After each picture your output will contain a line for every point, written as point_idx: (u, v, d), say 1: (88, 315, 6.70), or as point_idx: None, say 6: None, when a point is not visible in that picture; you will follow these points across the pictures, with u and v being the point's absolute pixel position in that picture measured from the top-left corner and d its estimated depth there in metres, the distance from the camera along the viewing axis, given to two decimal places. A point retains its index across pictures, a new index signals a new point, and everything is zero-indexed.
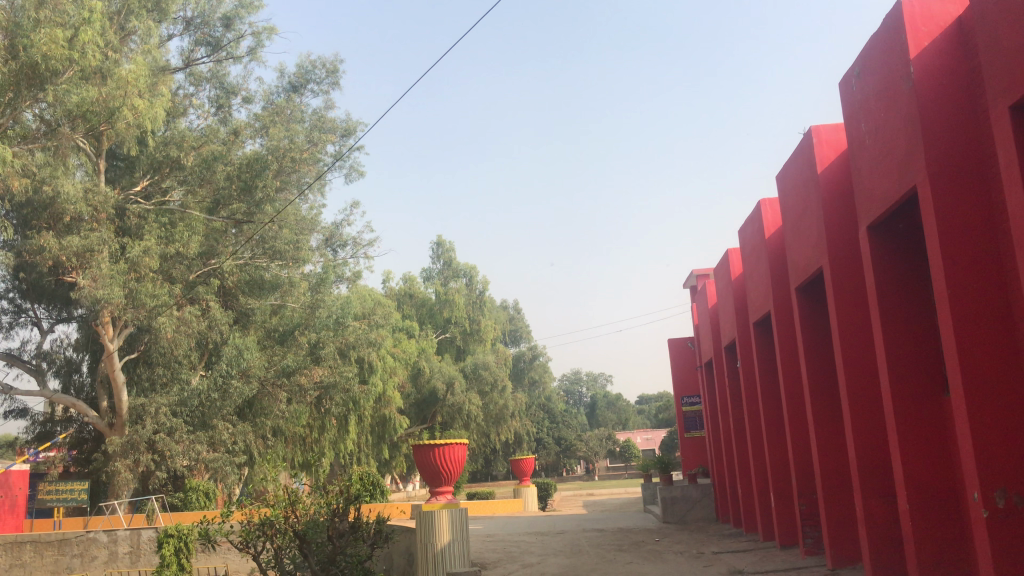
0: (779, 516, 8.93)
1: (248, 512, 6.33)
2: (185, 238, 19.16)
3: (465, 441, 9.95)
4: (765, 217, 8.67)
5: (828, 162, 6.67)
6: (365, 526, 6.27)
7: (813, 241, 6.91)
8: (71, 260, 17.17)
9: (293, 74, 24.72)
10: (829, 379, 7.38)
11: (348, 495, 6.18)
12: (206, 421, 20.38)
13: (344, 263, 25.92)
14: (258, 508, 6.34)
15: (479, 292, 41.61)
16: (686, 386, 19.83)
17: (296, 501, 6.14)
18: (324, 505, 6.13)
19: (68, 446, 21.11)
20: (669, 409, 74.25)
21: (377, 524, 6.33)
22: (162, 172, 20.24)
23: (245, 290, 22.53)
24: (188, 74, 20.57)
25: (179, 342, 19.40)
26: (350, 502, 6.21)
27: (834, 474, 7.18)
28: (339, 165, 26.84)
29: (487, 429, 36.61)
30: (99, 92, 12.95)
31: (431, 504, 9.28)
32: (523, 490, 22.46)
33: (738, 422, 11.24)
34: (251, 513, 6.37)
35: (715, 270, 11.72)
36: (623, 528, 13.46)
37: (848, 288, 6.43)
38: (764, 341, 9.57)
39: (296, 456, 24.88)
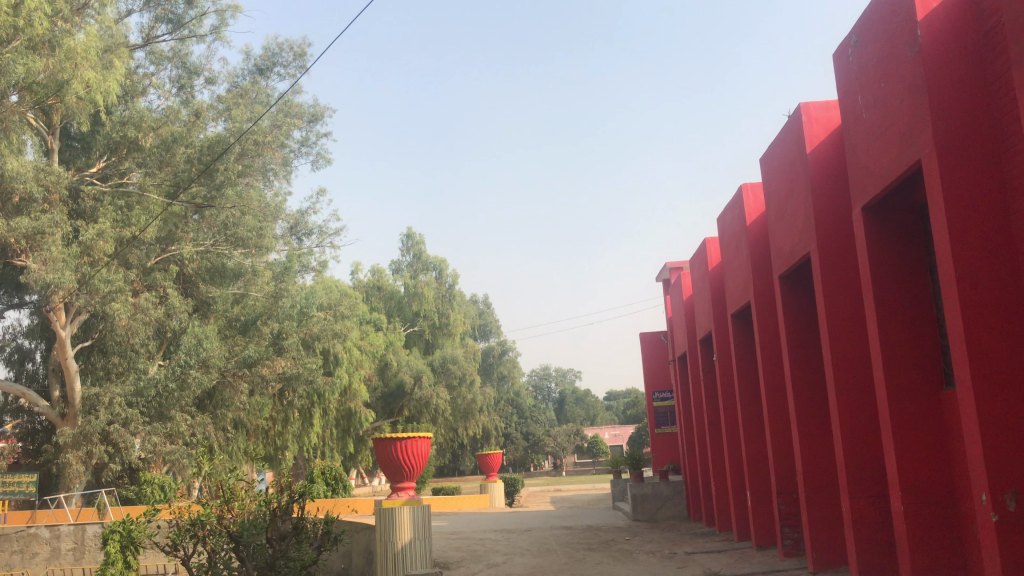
0: (756, 515, 8.58)
1: (180, 509, 5.85)
2: (143, 221, 18.31)
3: (430, 434, 9.50)
4: (747, 203, 8.28)
5: (818, 141, 6.27)
6: (312, 527, 5.81)
7: (800, 225, 6.52)
8: (20, 243, 16.45)
9: (259, 56, 24.09)
10: (813, 373, 7.01)
11: (292, 492, 5.76)
12: (163, 412, 19.67)
13: (310, 252, 25.30)
14: (195, 502, 5.85)
15: (448, 285, 41.04)
16: (658, 381, 19.51)
17: (232, 497, 5.64)
18: (264, 503, 5.69)
19: (19, 437, 20.28)
20: (638, 406, 74.30)
21: (325, 525, 5.85)
22: (119, 152, 19.19)
23: (206, 278, 21.81)
24: (149, 52, 19.83)
25: (134, 330, 18.70)
26: (294, 499, 5.79)
27: (817, 472, 6.82)
28: (306, 152, 26.25)
29: (454, 424, 36.12)
30: (47, 65, 12.19)
31: (390, 500, 8.83)
32: (490, 486, 21.99)
33: (713, 417, 10.87)
34: (188, 510, 5.90)
35: (691, 261, 11.34)
36: (593, 525, 13.05)
37: (837, 275, 6.04)
38: (742, 333, 9.19)
39: (258, 449, 24.23)
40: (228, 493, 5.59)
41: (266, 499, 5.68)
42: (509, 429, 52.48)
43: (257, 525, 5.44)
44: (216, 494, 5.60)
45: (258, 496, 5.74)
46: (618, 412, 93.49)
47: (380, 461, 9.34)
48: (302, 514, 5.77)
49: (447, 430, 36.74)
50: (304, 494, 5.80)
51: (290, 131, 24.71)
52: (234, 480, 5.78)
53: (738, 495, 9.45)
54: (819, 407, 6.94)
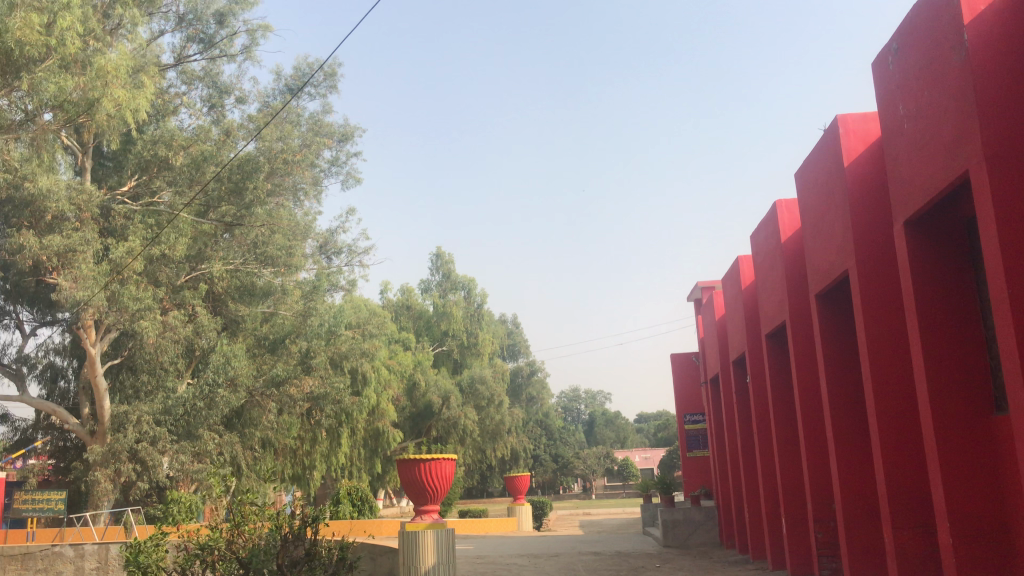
0: (792, 543, 8.25)
1: (189, 531, 5.75)
2: (172, 239, 18.29)
3: (454, 456, 9.19)
4: (781, 219, 8.02)
5: (855, 154, 6.02)
6: (325, 554, 5.60)
7: (837, 242, 6.26)
8: (52, 260, 16.57)
9: (290, 76, 24.28)
10: (852, 395, 6.73)
11: (303, 517, 5.58)
12: (190, 430, 19.57)
13: (339, 271, 25.32)
14: (207, 526, 5.74)
15: (477, 304, 40.92)
16: (689, 403, 19.16)
17: (242, 522, 5.50)
18: (274, 527, 5.53)
19: (49, 454, 20.35)
20: (669, 429, 73.43)
21: (339, 551, 5.64)
22: (150, 172, 19.36)
23: (235, 296, 21.82)
24: (181, 72, 20.10)
25: (162, 348, 18.79)
26: (306, 523, 5.60)
27: (856, 499, 6.52)
28: (336, 171, 26.35)
29: (482, 445, 35.84)
30: (78, 82, 12.30)
31: (413, 523, 8.61)
32: (519, 508, 21.67)
33: (746, 440, 10.55)
34: (200, 533, 5.79)
35: (723, 279, 11.07)
36: (622, 551, 12.74)
37: (877, 294, 5.77)
38: (777, 353, 8.90)
39: (286, 469, 24.16)
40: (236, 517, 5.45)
41: (273, 522, 5.49)
42: (538, 450, 51.99)
43: (266, 551, 5.26)
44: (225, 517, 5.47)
45: (266, 519, 5.58)
46: (649, 435, 92.47)
47: (403, 482, 9.08)
48: (314, 539, 5.58)
49: (475, 450, 36.46)
50: (315, 518, 5.62)
51: (320, 151, 24.84)
52: (244, 503, 5.63)
53: (773, 521, 9.13)
54: (859, 431, 6.65)
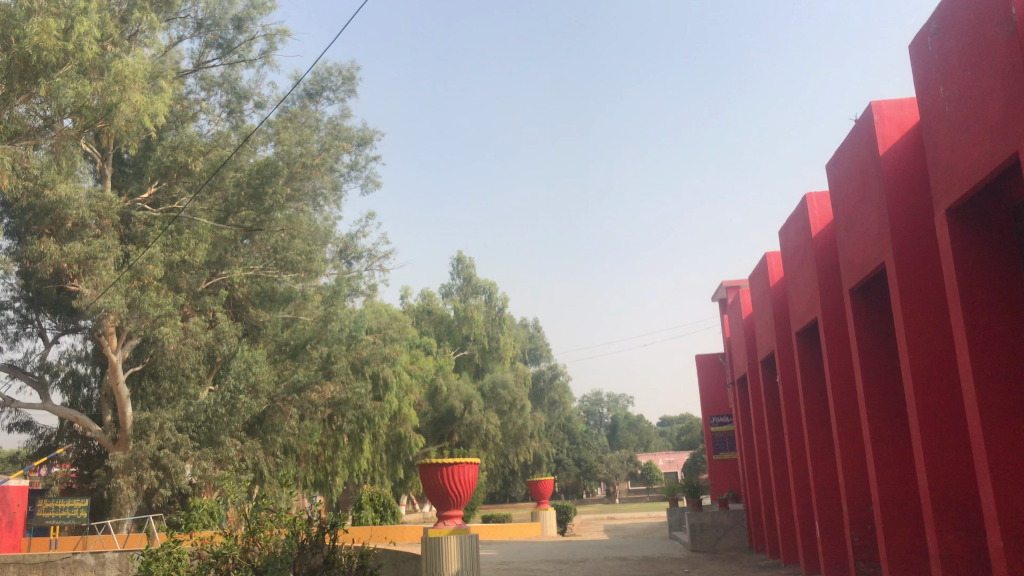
0: (825, 547, 7.99)
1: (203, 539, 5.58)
2: (192, 245, 18.29)
3: (477, 460, 8.96)
4: (812, 213, 7.75)
5: (891, 142, 5.76)
6: (344, 562, 5.41)
7: (872, 235, 6.00)
8: (73, 267, 16.56)
9: (308, 81, 24.23)
10: (889, 393, 6.47)
11: (321, 524, 5.39)
12: (213, 437, 19.49)
13: (359, 275, 25.23)
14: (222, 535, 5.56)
15: (498, 308, 40.74)
16: (715, 405, 18.86)
17: (258, 531, 5.31)
18: (291, 535, 5.34)
19: (72, 462, 20.34)
20: (693, 432, 72.86)
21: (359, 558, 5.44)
22: (169, 177, 19.23)
23: (255, 302, 21.70)
24: (200, 78, 20.11)
25: (184, 354, 18.77)
26: (324, 530, 5.41)
27: (896, 502, 6.25)
28: (355, 175, 26.30)
29: (505, 449, 35.62)
30: (96, 87, 12.24)
31: (436, 529, 8.42)
32: (542, 514, 21.40)
33: (776, 442, 10.28)
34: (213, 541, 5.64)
35: (751, 276, 10.81)
36: (649, 557, 12.47)
37: (915, 286, 5.52)
38: (808, 352, 8.63)
39: (308, 475, 24.08)
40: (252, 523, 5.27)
41: (288, 526, 5.31)
42: (561, 455, 51.68)
43: (282, 560, 5.05)
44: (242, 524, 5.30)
45: (282, 524, 5.39)
46: (672, 438, 91.81)
47: (425, 487, 8.87)
48: (332, 546, 5.39)
49: (498, 455, 36.25)
50: (333, 524, 5.42)
51: (339, 155, 24.78)
52: (261, 511, 5.47)
53: (805, 525, 8.86)
54: (898, 430, 6.38)
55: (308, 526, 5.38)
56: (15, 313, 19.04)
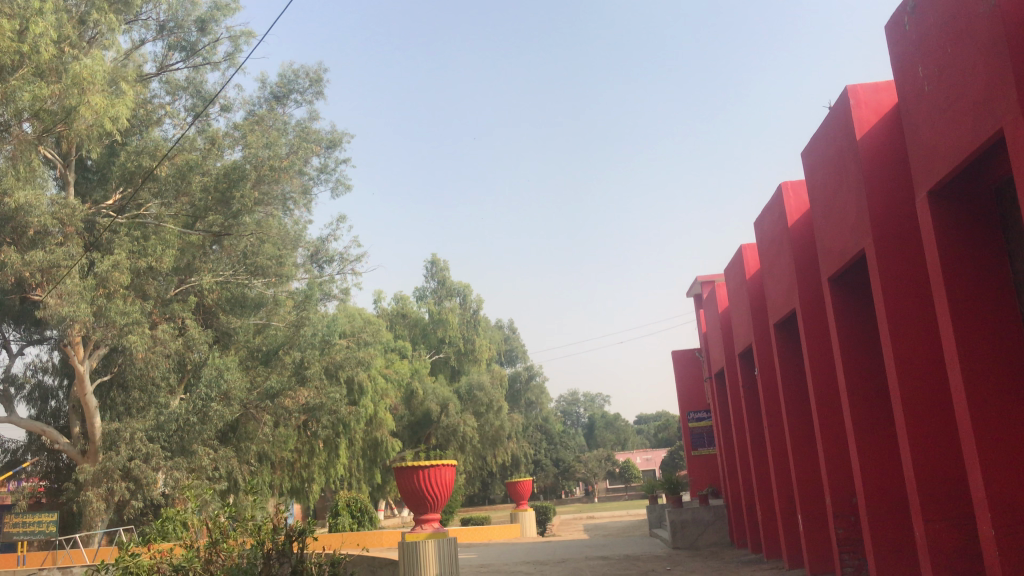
0: (808, 540, 7.92)
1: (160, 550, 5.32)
2: (158, 251, 17.97)
3: (454, 462, 8.78)
4: (788, 202, 7.70)
5: (868, 126, 5.69)
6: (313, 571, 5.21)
7: (851, 221, 5.94)
8: (36, 276, 16.16)
9: (275, 83, 23.93)
10: (870, 381, 6.41)
11: (289, 531, 5.20)
12: (185, 446, 19.16)
13: (331, 280, 24.95)
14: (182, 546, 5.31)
15: (473, 311, 40.57)
16: (691, 400, 18.87)
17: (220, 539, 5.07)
18: (254, 543, 5.11)
19: (40, 476, 19.87)
20: (670, 430, 73.11)
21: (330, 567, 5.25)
22: (134, 183, 18.76)
23: (225, 308, 21.37)
24: (164, 81, 19.76)
25: (153, 363, 18.40)
26: (291, 538, 5.22)
27: (880, 492, 6.19)
28: (325, 179, 26.02)
29: (482, 451, 35.43)
30: (54, 90, 11.90)
31: (413, 533, 8.30)
32: (522, 515, 21.24)
33: (755, 436, 10.22)
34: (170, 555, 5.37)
35: (726, 269, 10.76)
36: (630, 555, 12.36)
37: (895, 272, 5.46)
38: (786, 343, 8.57)
39: (284, 482, 23.78)
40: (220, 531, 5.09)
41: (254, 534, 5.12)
42: (539, 456, 51.56)
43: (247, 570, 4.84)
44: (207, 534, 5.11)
45: (249, 531, 5.22)
46: (649, 436, 92.07)
47: (400, 491, 8.71)
48: (301, 555, 5.19)
49: (475, 457, 36.06)
50: (301, 532, 5.25)
51: (308, 158, 24.48)
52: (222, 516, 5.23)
53: (787, 517, 8.79)
54: (881, 418, 6.32)
55: (275, 533, 5.20)
56: None
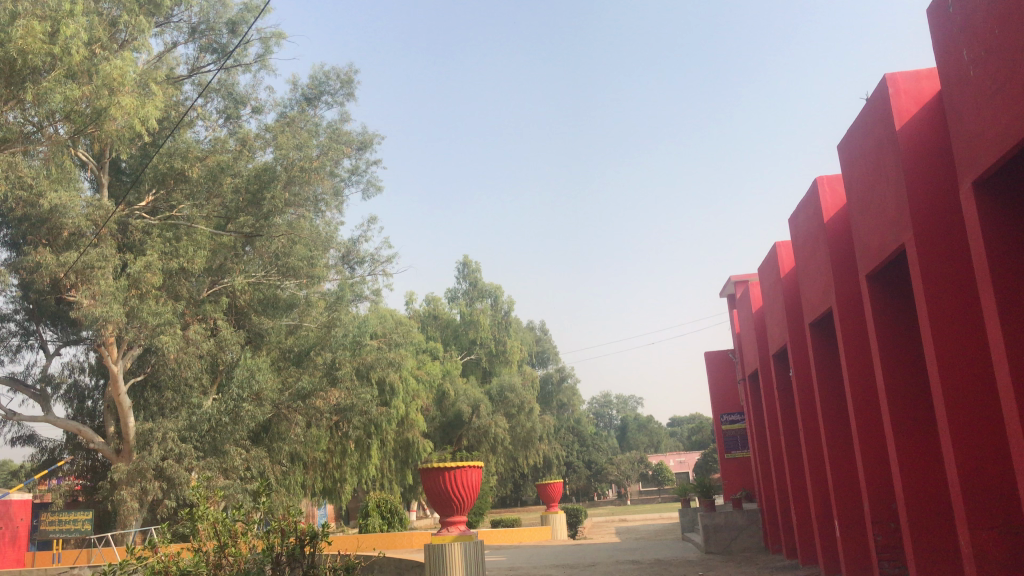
0: (845, 547, 7.67)
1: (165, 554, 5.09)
2: (190, 252, 18.12)
3: (481, 464, 8.65)
4: (824, 197, 7.47)
5: (909, 115, 5.46)
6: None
7: (888, 215, 5.71)
8: (70, 277, 16.35)
9: (306, 85, 24.03)
10: (912, 382, 6.16)
11: (302, 534, 4.99)
12: (217, 446, 19.29)
13: (362, 281, 24.98)
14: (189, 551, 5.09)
15: (504, 312, 40.46)
16: (725, 402, 18.56)
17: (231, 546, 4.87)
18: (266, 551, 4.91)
19: (76, 475, 20.08)
20: (703, 432, 72.44)
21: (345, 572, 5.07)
22: (167, 184, 19.14)
23: (258, 309, 21.47)
24: (197, 84, 19.90)
25: (186, 363, 18.50)
26: (304, 543, 5.01)
27: (922, 498, 5.94)
28: (356, 180, 26.07)
29: (514, 452, 35.30)
30: (84, 92, 12.00)
31: (438, 536, 8.19)
32: (552, 517, 21.06)
33: (790, 439, 9.96)
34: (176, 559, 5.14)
35: (760, 267, 10.52)
36: (662, 559, 12.15)
37: (937, 267, 5.24)
38: (822, 343, 8.32)
39: (316, 482, 23.85)
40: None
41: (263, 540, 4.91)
42: (571, 458, 51.30)
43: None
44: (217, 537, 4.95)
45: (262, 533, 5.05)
46: (682, 438, 91.32)
47: (426, 493, 8.61)
48: (313, 559, 5.01)
49: (507, 459, 35.94)
50: (314, 536, 5.05)
51: (339, 160, 24.55)
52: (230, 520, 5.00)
53: (824, 523, 8.53)
54: (922, 421, 6.08)
55: (286, 537, 5.00)
56: (16, 325, 18.79)
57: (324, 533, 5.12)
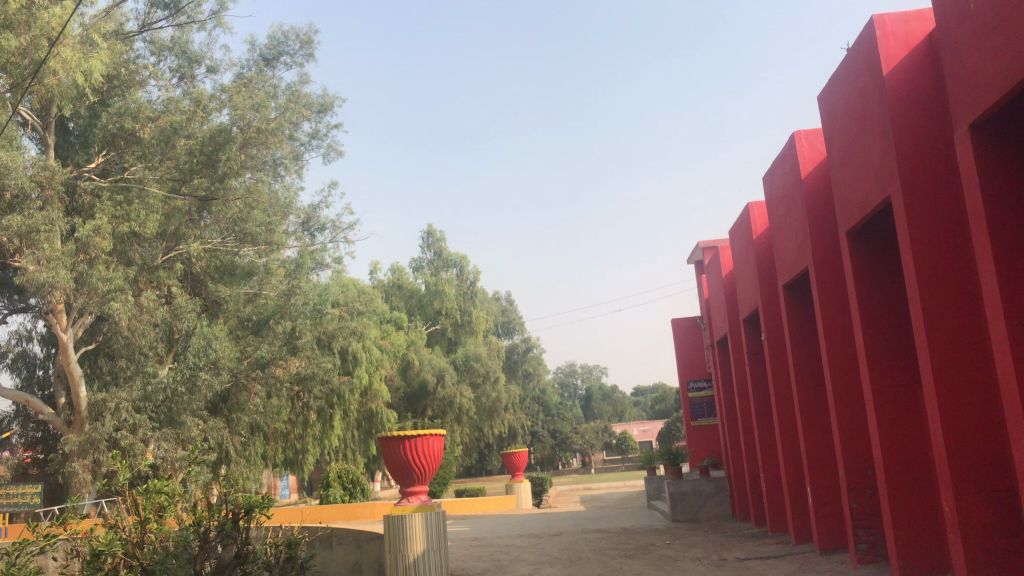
0: (817, 514, 7.52)
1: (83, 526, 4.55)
2: (141, 215, 17.30)
3: (443, 432, 8.30)
4: (801, 153, 7.19)
5: (897, 60, 5.18)
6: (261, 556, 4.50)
7: (872, 166, 5.45)
8: (15, 242, 15.59)
9: (264, 45, 23.23)
10: (893, 344, 5.96)
11: (237, 506, 4.44)
12: (173, 417, 18.77)
13: (324, 248, 24.41)
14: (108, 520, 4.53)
15: (469, 282, 40.07)
16: (691, 370, 18.41)
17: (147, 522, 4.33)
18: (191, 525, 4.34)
19: (25, 447, 19.43)
20: (667, 401, 73.03)
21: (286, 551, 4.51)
22: (117, 146, 18.26)
23: (214, 276, 20.81)
24: (149, 41, 19.11)
25: (140, 331, 17.82)
26: (238, 516, 4.45)
27: (900, 463, 5.79)
28: (317, 145, 25.38)
29: (479, 423, 35.11)
30: (22, 43, 11.29)
31: (399, 507, 7.90)
32: (517, 486, 20.85)
33: (760, 404, 9.77)
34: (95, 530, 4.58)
35: (732, 229, 10.26)
36: (629, 528, 11.94)
37: (925, 222, 5.01)
38: (796, 307, 8.10)
39: (277, 453, 23.41)
40: (157, 501, 4.38)
41: (193, 511, 4.34)
42: (536, 427, 51.26)
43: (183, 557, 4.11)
44: (140, 506, 4.39)
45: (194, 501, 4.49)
46: (646, 408, 92.06)
47: (385, 462, 8.22)
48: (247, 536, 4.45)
49: (472, 429, 35.74)
50: (252, 510, 4.46)
51: (299, 123, 23.85)
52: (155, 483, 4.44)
53: (796, 490, 8.38)
54: (902, 384, 5.90)
55: (218, 510, 4.41)
56: None
57: (264, 506, 4.56)
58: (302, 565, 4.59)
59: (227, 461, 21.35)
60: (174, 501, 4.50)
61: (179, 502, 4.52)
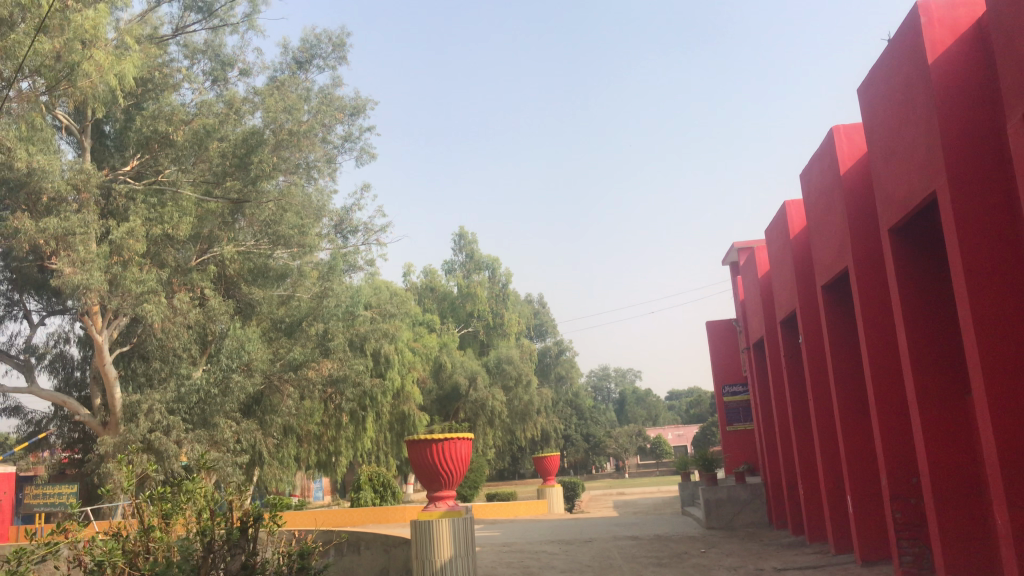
0: (858, 524, 7.24)
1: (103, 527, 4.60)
2: (174, 218, 17.48)
3: (471, 435, 8.13)
4: (840, 149, 6.92)
5: (942, 49, 4.92)
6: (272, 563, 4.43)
7: (915, 161, 5.20)
8: (50, 244, 15.75)
9: (297, 49, 23.32)
10: (938, 347, 5.68)
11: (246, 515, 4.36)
12: (207, 419, 18.82)
13: (356, 250, 24.44)
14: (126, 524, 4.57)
15: (502, 285, 39.95)
16: (727, 374, 18.09)
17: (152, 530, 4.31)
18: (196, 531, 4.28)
19: (63, 447, 19.66)
20: (702, 405, 72.28)
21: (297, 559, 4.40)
22: (151, 148, 18.39)
23: (248, 278, 20.90)
24: (183, 45, 19.29)
25: (173, 332, 18.00)
26: (248, 523, 4.36)
27: (948, 472, 5.51)
28: (350, 147, 25.44)
29: (512, 426, 34.93)
30: (55, 45, 11.38)
31: (426, 512, 7.77)
32: (549, 491, 20.66)
33: (797, 409, 9.49)
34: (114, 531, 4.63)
35: (768, 229, 9.98)
36: (663, 535, 11.68)
37: (974, 218, 4.74)
38: (835, 308, 7.82)
39: (310, 455, 23.47)
40: (164, 508, 4.40)
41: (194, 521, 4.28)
42: (569, 431, 50.92)
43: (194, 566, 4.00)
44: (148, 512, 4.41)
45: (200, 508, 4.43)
46: (681, 412, 91.25)
47: (412, 465, 8.09)
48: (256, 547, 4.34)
49: (505, 432, 35.58)
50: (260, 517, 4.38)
51: (331, 126, 23.89)
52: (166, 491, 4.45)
53: (835, 498, 8.10)
54: (948, 388, 5.63)
55: (226, 518, 4.36)
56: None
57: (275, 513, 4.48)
58: (315, 574, 4.48)
59: (260, 462, 21.44)
60: (185, 508, 4.50)
61: (189, 509, 4.50)
